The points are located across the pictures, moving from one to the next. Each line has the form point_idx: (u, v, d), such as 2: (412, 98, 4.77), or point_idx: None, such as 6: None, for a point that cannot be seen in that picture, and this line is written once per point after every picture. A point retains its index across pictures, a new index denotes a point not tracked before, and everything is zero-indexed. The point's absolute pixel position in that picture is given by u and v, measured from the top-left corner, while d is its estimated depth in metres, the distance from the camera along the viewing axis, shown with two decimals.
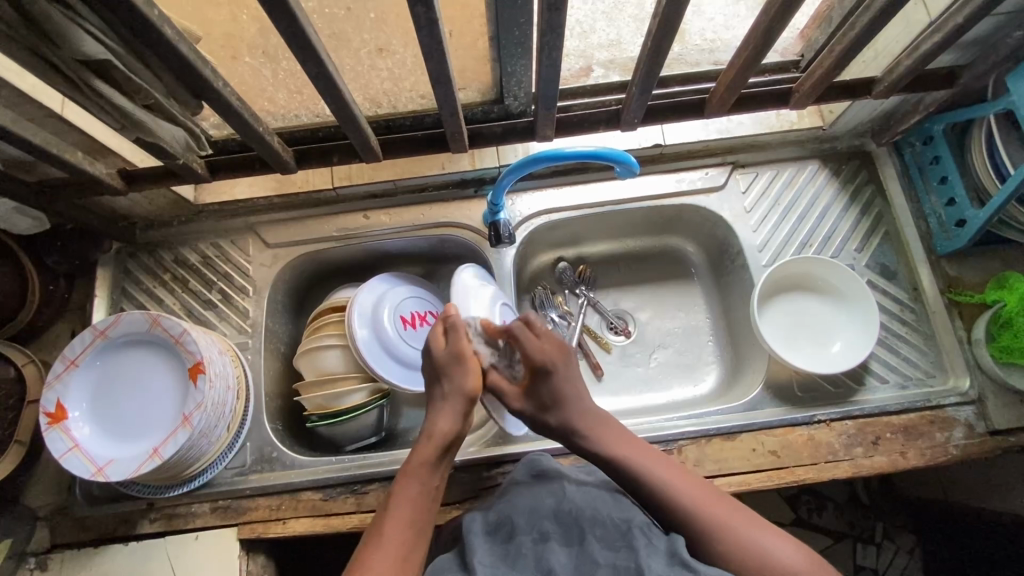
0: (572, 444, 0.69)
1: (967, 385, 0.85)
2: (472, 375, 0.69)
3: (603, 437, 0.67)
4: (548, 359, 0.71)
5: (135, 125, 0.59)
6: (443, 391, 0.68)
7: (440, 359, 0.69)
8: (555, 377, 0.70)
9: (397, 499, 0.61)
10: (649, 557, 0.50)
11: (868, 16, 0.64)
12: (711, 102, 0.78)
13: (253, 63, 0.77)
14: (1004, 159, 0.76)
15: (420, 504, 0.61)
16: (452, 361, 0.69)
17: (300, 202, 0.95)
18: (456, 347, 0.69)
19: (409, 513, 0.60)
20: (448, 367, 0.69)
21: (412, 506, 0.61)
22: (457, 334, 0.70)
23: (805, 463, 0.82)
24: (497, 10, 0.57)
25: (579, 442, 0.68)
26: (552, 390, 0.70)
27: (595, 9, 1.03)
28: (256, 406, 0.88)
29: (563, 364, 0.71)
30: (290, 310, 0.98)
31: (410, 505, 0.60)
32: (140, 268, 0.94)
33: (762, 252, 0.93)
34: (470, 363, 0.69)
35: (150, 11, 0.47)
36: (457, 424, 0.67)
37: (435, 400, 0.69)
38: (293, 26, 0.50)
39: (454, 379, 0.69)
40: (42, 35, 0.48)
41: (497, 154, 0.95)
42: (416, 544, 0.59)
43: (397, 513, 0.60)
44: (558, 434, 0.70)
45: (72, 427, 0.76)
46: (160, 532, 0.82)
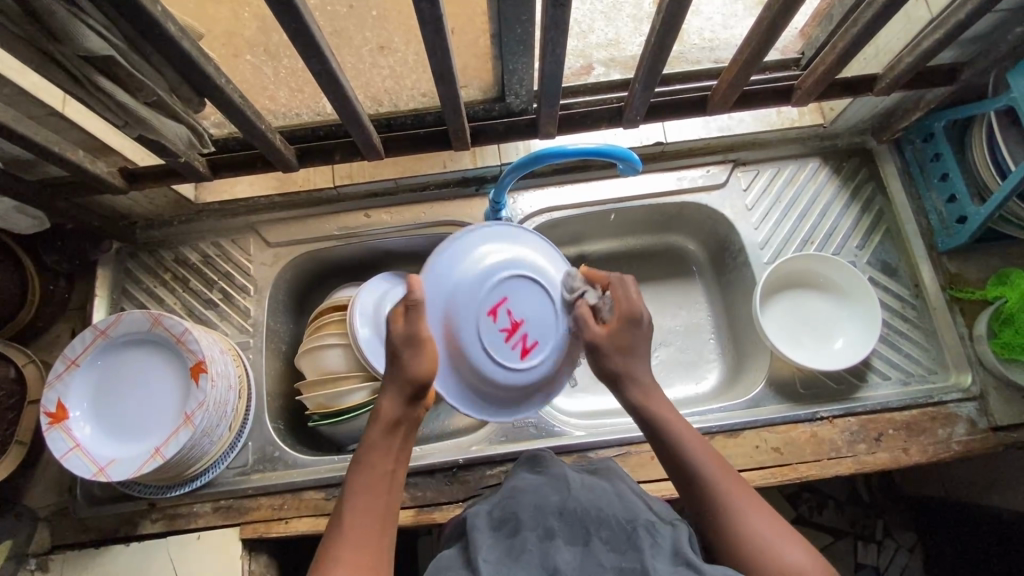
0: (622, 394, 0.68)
1: (968, 381, 0.85)
2: (425, 360, 0.63)
3: (646, 397, 0.67)
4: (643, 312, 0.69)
5: (137, 122, 0.59)
6: (393, 375, 0.64)
7: (392, 343, 0.64)
8: (642, 330, 0.69)
9: (352, 494, 0.59)
10: (654, 557, 0.50)
11: (870, 13, 0.64)
12: (713, 99, 0.78)
13: (254, 60, 0.79)
14: (1004, 156, 0.76)
15: (375, 490, 0.59)
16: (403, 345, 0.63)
17: (301, 201, 0.95)
18: (413, 329, 0.64)
19: (366, 503, 0.58)
20: (402, 351, 0.64)
21: (368, 494, 0.59)
22: (416, 313, 0.64)
23: (808, 460, 0.82)
24: (500, 8, 0.57)
25: (625, 391, 0.68)
26: (634, 339, 0.68)
27: (594, 8, 1.03)
28: (258, 406, 0.88)
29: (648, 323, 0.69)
30: (291, 309, 0.98)
31: (367, 495, 0.59)
32: (140, 268, 0.93)
33: (764, 250, 0.93)
34: (426, 344, 0.64)
35: (154, 7, 0.47)
36: (405, 407, 0.63)
37: (386, 384, 0.64)
38: (296, 23, 0.50)
39: (404, 362, 0.63)
40: (46, 32, 0.48)
41: (498, 153, 0.94)
42: (378, 536, 0.57)
43: (355, 510, 0.57)
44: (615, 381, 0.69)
45: (73, 427, 0.75)
46: (162, 532, 0.82)
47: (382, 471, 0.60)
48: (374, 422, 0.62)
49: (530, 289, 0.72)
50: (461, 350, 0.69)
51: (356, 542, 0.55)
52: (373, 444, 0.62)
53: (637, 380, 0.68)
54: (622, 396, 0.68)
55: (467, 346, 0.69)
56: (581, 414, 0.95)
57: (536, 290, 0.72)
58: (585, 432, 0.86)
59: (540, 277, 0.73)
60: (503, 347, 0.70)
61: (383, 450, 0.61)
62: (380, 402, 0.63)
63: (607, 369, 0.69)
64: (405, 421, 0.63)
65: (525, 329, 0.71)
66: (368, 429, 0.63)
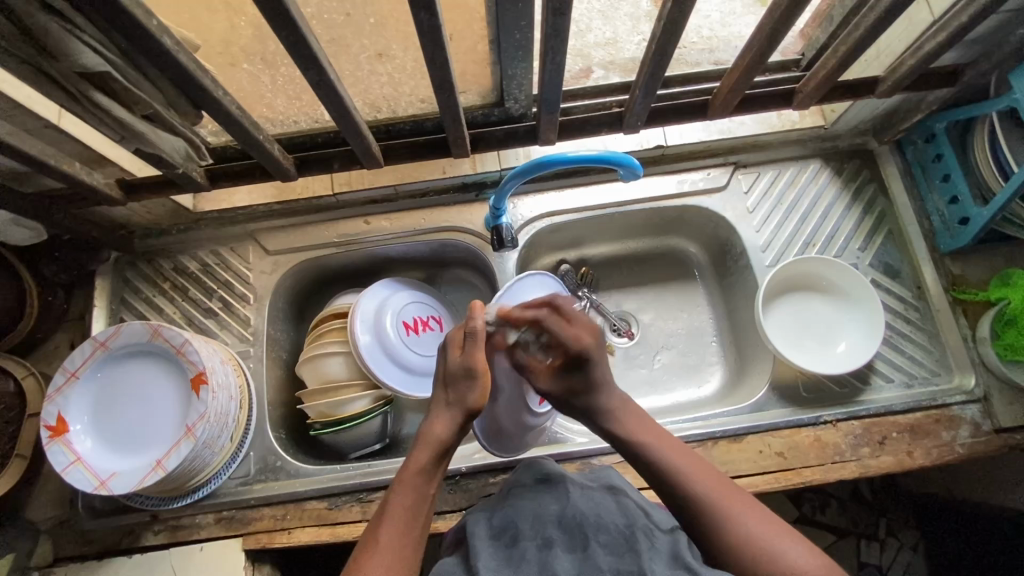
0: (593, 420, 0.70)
1: (971, 383, 0.85)
2: (480, 392, 0.64)
3: (621, 418, 0.68)
4: (585, 348, 0.68)
5: (134, 136, 0.58)
6: (448, 397, 0.65)
7: (451, 366, 0.66)
8: (590, 366, 0.68)
9: (392, 506, 0.59)
10: (653, 561, 0.50)
11: (872, 16, 0.63)
12: (714, 103, 0.78)
13: (251, 69, 0.79)
14: (1007, 157, 0.76)
15: (414, 507, 0.59)
16: (463, 372, 0.64)
17: (299, 208, 0.94)
18: (470, 360, 0.64)
19: (402, 520, 0.58)
20: (458, 377, 0.65)
21: (406, 515, 0.58)
22: (475, 346, 0.65)
23: (812, 464, 0.82)
24: (499, 16, 0.57)
25: (597, 419, 0.69)
26: (585, 378, 0.69)
27: (592, 7, 1.02)
28: (259, 416, 0.87)
29: (598, 351, 0.69)
30: (291, 317, 0.97)
31: (403, 515, 0.58)
32: (139, 277, 0.93)
33: (765, 253, 0.93)
34: (483, 378, 0.64)
35: (150, 21, 0.47)
36: (454, 432, 0.64)
37: (436, 404, 0.66)
38: (293, 35, 0.50)
39: (460, 390, 0.65)
40: (41, 48, 0.47)
41: (498, 158, 0.94)
42: (410, 553, 0.56)
43: (392, 520, 0.58)
44: (581, 414, 0.70)
45: (74, 440, 0.75)
46: (164, 544, 0.82)
47: (422, 493, 0.60)
48: (422, 440, 0.63)
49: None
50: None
51: (394, 559, 0.55)
52: (416, 465, 0.61)
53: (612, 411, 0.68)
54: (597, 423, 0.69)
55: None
56: (584, 418, 0.95)
57: None
58: (588, 439, 0.86)
59: None
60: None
61: (428, 472, 0.62)
62: (431, 427, 0.64)
63: (572, 406, 0.70)
64: (450, 450, 0.64)
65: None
66: (414, 449, 0.63)
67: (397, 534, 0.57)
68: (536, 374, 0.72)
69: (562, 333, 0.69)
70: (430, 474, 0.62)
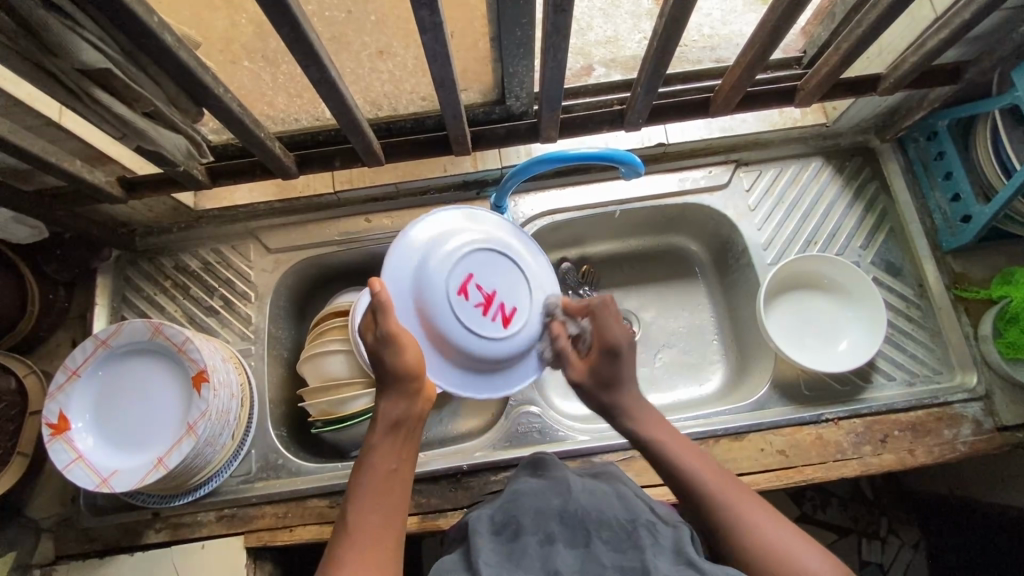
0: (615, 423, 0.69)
1: (974, 381, 0.85)
2: (408, 355, 0.61)
3: (644, 427, 0.67)
4: (619, 342, 0.67)
5: (135, 134, 0.58)
6: (383, 378, 0.61)
7: (371, 347, 0.62)
8: (619, 361, 0.68)
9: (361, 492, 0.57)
10: (655, 556, 0.49)
11: (875, 12, 0.63)
12: (716, 101, 0.78)
13: (252, 66, 0.78)
14: (1009, 155, 0.76)
15: (385, 490, 0.58)
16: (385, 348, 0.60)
17: (300, 206, 0.94)
18: (386, 329, 0.61)
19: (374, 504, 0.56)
20: (381, 352, 0.61)
21: (370, 497, 0.57)
22: (384, 313, 0.61)
23: (814, 462, 0.82)
24: (500, 12, 0.56)
25: (619, 421, 0.68)
26: (612, 371, 0.68)
27: (593, 6, 1.02)
28: (260, 414, 0.87)
29: (630, 346, 0.69)
30: (292, 315, 0.97)
31: (375, 498, 0.57)
32: (140, 276, 0.93)
33: (767, 251, 0.92)
34: (407, 342, 0.61)
35: (150, 18, 0.47)
36: (407, 404, 0.61)
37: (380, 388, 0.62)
38: (295, 32, 0.50)
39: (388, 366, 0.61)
40: (41, 45, 0.47)
41: (498, 156, 0.94)
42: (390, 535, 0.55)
43: (364, 506, 0.56)
44: (602, 411, 0.70)
45: (75, 438, 0.75)
46: (166, 542, 0.82)
47: (384, 472, 0.58)
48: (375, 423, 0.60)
49: (496, 258, 0.72)
50: (443, 338, 0.68)
51: (364, 543, 0.54)
52: (376, 446, 0.60)
53: (627, 410, 0.68)
54: (620, 427, 0.68)
55: (451, 332, 0.68)
56: (585, 417, 0.95)
57: (501, 265, 0.72)
58: (590, 437, 0.86)
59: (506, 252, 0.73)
60: (486, 323, 0.70)
61: (389, 449, 0.60)
62: (381, 405, 0.61)
63: (596, 401, 0.69)
64: (408, 420, 0.61)
65: (502, 300, 0.71)
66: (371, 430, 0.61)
67: (364, 518, 0.55)
68: (571, 364, 0.71)
69: (606, 319, 0.68)
70: (392, 450, 0.60)
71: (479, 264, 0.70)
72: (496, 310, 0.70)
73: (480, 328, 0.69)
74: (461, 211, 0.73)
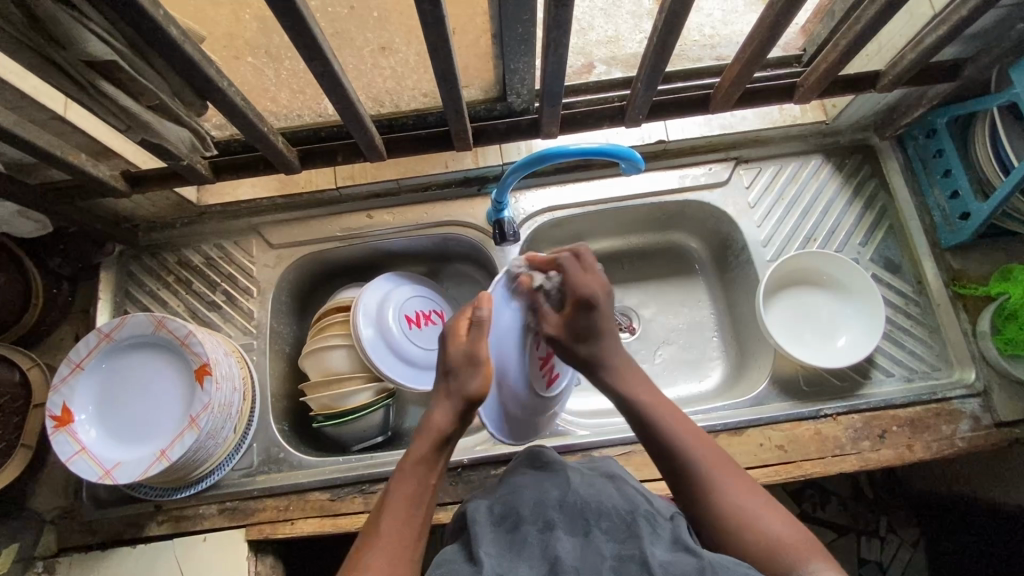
0: (594, 377, 0.70)
1: (972, 377, 0.85)
2: (484, 382, 0.64)
3: (621, 380, 0.69)
4: (597, 295, 0.69)
5: (140, 126, 0.59)
6: (448, 388, 0.65)
7: (453, 357, 0.65)
8: (597, 312, 0.69)
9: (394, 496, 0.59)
10: (654, 545, 0.50)
11: (874, 9, 0.64)
12: (715, 97, 0.78)
13: (255, 62, 0.78)
14: (1007, 152, 0.76)
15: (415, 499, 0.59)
16: (466, 362, 0.64)
17: (303, 202, 0.95)
18: (473, 348, 0.64)
19: (402, 511, 0.58)
20: (460, 367, 0.65)
21: (405, 504, 0.59)
22: (482, 334, 0.65)
23: (813, 458, 0.82)
24: (501, 8, 0.57)
25: (600, 375, 0.69)
26: (589, 322, 0.69)
27: (594, 6, 1.03)
28: (262, 408, 0.88)
29: (605, 299, 0.70)
30: (294, 311, 0.98)
31: (404, 505, 0.59)
32: (143, 270, 0.93)
33: (767, 248, 0.93)
34: (486, 365, 0.64)
35: (156, 10, 0.47)
36: (454, 421, 0.64)
37: (438, 396, 0.66)
38: (298, 26, 0.50)
39: (461, 379, 0.64)
40: (48, 37, 0.48)
41: (499, 153, 0.94)
42: (410, 545, 0.56)
43: (394, 510, 0.58)
44: (582, 365, 0.70)
45: (79, 430, 0.75)
46: (168, 534, 0.82)
47: (423, 484, 0.61)
48: (424, 434, 0.63)
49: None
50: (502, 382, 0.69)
51: (394, 549, 0.55)
52: (419, 456, 0.62)
53: (593, 361, 0.69)
54: (598, 380, 0.70)
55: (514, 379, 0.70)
56: (582, 412, 0.95)
57: None
58: (589, 432, 0.86)
59: None
60: (541, 377, 0.74)
61: (431, 461, 0.62)
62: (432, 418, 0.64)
63: (576, 355, 0.69)
64: (452, 439, 0.64)
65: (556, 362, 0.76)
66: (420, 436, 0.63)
67: (397, 524, 0.57)
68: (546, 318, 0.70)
69: (577, 275, 0.70)
70: (433, 463, 0.62)
71: None
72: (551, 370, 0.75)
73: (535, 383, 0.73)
74: None
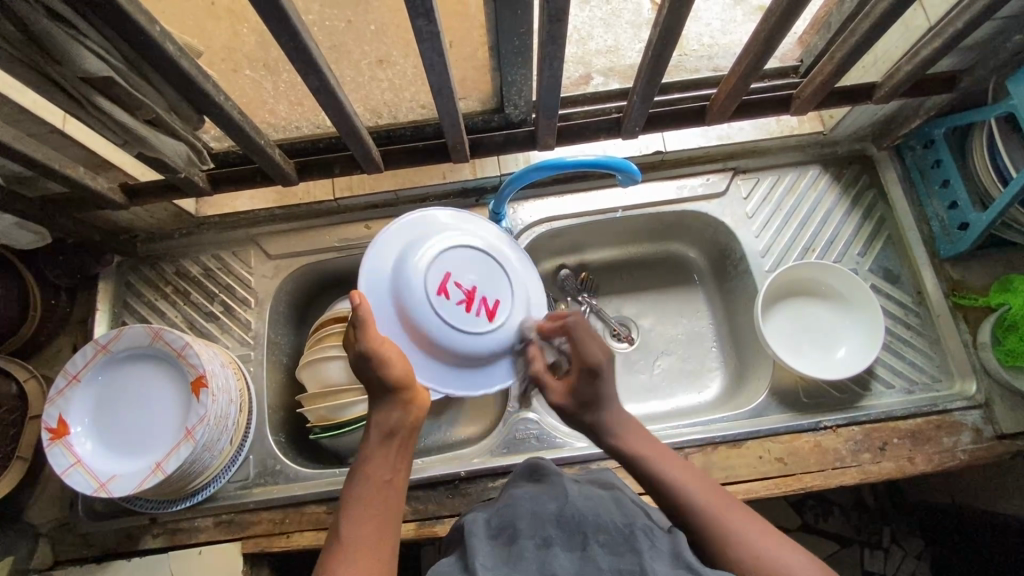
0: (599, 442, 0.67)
1: (973, 389, 0.85)
2: (392, 370, 0.59)
3: (620, 438, 0.66)
4: (597, 363, 0.66)
5: (137, 141, 0.59)
6: (370, 387, 0.61)
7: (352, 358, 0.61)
8: (600, 380, 0.67)
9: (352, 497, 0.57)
10: (653, 559, 0.49)
11: (870, 20, 0.64)
12: (712, 109, 0.78)
13: (253, 75, 0.81)
14: (1006, 162, 0.76)
15: (376, 499, 0.56)
16: (361, 359, 0.60)
17: (301, 213, 0.95)
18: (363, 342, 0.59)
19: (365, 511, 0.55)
20: (362, 368, 0.60)
21: (368, 503, 0.56)
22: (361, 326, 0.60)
23: (813, 470, 0.82)
24: (497, 21, 0.57)
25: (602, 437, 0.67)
26: (593, 390, 0.67)
27: (593, 15, 1.03)
28: (259, 419, 0.88)
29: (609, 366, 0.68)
30: (291, 322, 0.98)
31: (366, 502, 0.56)
32: (141, 281, 0.94)
33: (765, 258, 0.93)
34: (386, 351, 0.60)
35: (153, 27, 0.47)
36: (399, 409, 0.60)
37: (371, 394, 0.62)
38: (294, 41, 0.50)
39: (374, 377, 0.60)
40: (46, 55, 0.48)
41: (497, 163, 0.94)
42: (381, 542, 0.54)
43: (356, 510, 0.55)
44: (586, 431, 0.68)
45: (74, 443, 0.75)
46: (164, 547, 0.82)
47: (380, 479, 0.57)
48: (372, 430, 0.60)
49: (471, 252, 0.70)
50: (427, 339, 0.66)
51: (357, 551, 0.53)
52: (370, 455, 0.58)
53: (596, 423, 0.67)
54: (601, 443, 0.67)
55: (432, 330, 0.66)
56: None
57: (474, 257, 0.70)
58: (587, 444, 0.85)
59: (496, 254, 0.73)
60: (470, 319, 0.68)
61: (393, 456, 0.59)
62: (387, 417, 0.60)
63: (579, 422, 0.68)
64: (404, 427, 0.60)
65: (484, 293, 0.70)
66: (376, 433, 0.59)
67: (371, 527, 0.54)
68: (550, 387, 0.70)
69: (590, 340, 0.68)
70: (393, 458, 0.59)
71: (454, 263, 0.69)
72: (482, 306, 0.69)
73: (466, 325, 0.68)
74: (448, 211, 0.74)
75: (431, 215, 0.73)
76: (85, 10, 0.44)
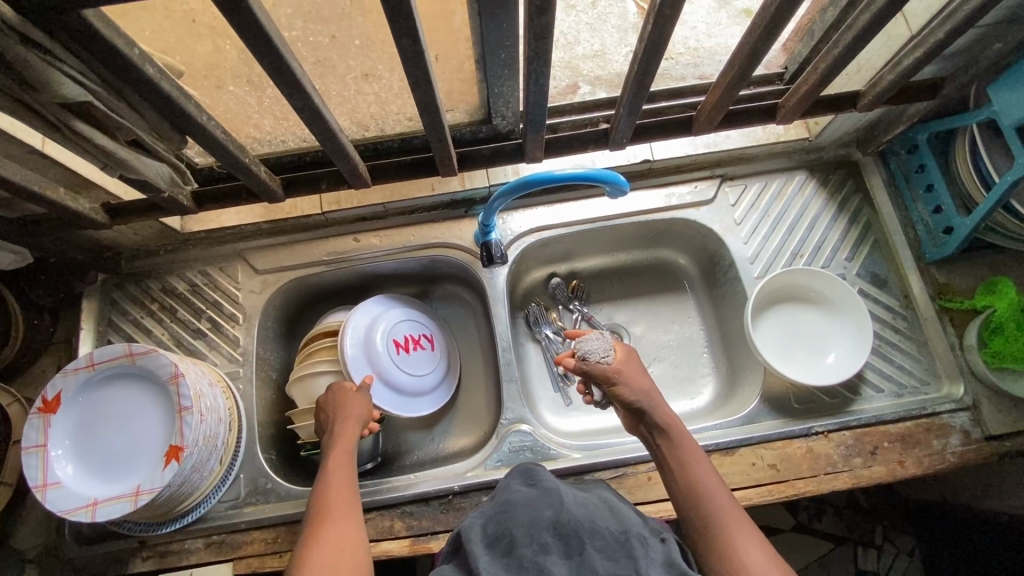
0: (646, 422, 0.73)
1: (961, 391, 0.86)
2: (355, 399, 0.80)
3: (659, 408, 0.72)
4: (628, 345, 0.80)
5: (117, 163, 0.58)
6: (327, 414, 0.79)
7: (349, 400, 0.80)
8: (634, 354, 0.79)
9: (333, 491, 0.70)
10: (649, 566, 0.50)
11: (850, 33, 0.64)
12: (698, 119, 0.79)
13: (237, 91, 0.79)
14: (987, 167, 0.76)
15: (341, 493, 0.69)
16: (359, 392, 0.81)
17: (289, 227, 0.94)
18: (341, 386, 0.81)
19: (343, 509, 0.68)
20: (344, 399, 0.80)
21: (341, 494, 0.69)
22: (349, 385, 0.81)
23: (805, 476, 0.82)
24: (482, 34, 0.57)
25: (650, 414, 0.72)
26: (631, 360, 0.77)
27: (579, 20, 1.03)
28: (248, 437, 0.86)
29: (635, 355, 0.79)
30: (281, 336, 0.97)
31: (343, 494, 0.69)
32: (127, 299, 0.92)
33: (754, 265, 0.93)
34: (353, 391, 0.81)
35: (132, 51, 0.47)
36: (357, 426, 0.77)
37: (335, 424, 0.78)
38: (277, 62, 0.50)
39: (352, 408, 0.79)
40: (22, 81, 0.47)
41: (486, 175, 0.93)
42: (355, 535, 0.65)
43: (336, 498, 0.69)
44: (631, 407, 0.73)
45: (53, 465, 0.73)
46: (153, 570, 0.80)
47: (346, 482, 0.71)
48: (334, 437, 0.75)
49: (404, 317, 0.93)
50: (392, 381, 0.88)
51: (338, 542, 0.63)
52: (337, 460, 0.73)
53: (649, 393, 0.73)
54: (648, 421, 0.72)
55: (389, 373, 0.88)
56: (577, 433, 0.95)
57: (409, 318, 0.94)
58: (583, 454, 0.85)
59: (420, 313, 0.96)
60: (415, 354, 0.92)
61: (345, 467, 0.73)
62: (329, 447, 0.74)
63: (628, 401, 0.73)
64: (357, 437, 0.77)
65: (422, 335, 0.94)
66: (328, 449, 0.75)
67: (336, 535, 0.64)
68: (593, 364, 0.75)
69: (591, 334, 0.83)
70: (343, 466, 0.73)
71: (402, 326, 0.92)
72: (415, 343, 0.93)
73: (415, 363, 0.91)
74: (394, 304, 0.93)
75: (378, 315, 0.90)
76: (65, 36, 0.44)
